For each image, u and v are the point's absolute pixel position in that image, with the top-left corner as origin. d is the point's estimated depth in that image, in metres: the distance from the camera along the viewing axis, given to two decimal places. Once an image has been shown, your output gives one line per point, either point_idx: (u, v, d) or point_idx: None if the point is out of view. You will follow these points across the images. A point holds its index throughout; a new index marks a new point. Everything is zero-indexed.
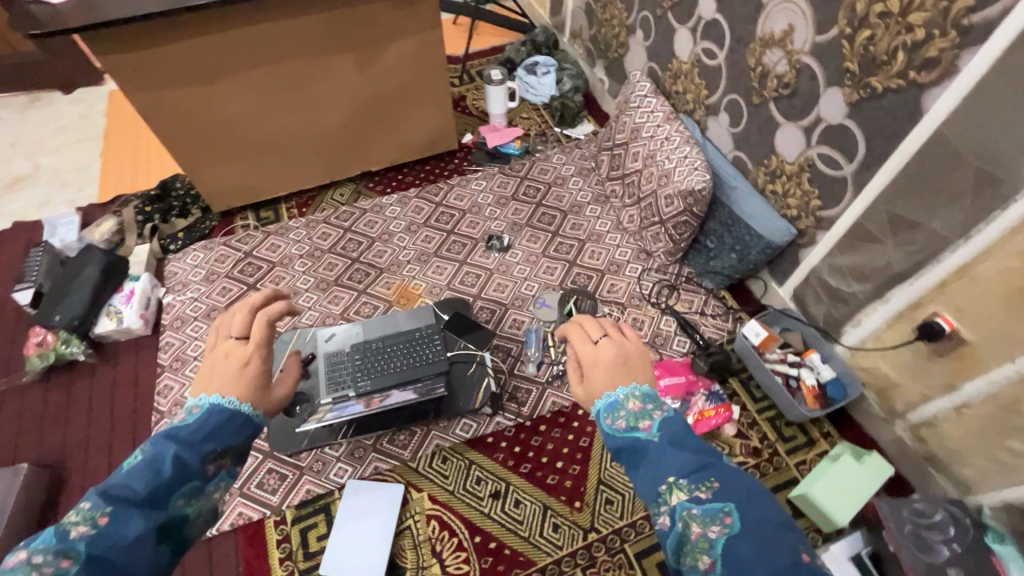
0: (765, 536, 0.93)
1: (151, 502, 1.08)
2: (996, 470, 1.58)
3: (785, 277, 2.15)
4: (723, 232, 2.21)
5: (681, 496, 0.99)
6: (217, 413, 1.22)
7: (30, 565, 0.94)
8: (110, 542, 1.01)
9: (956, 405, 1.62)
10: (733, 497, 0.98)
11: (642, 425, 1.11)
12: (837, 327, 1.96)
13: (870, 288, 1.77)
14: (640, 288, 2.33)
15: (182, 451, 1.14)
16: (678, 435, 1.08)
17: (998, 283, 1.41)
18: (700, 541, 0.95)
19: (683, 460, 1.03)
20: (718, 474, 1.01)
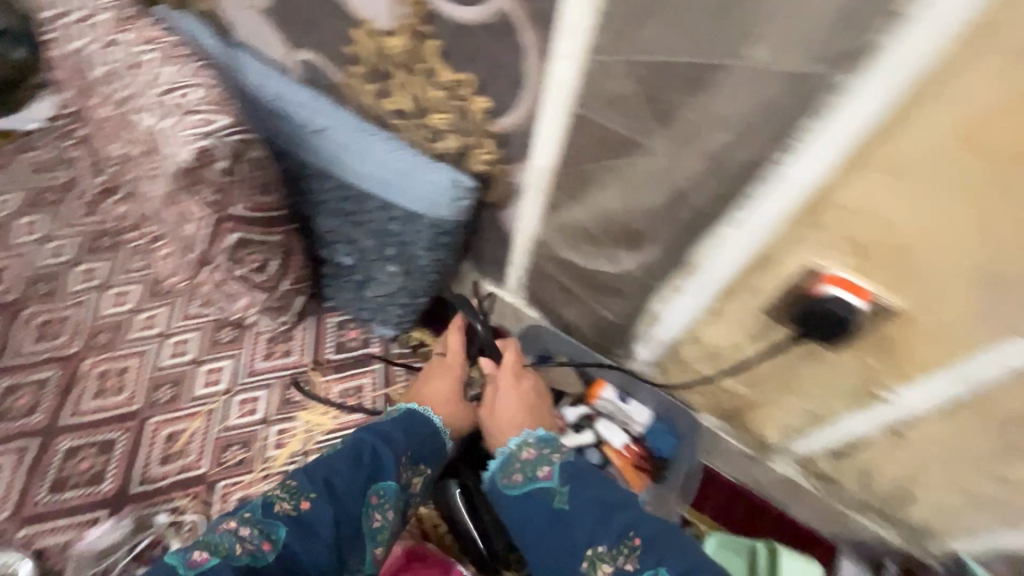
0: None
1: (359, 469, 0.69)
2: (984, 508, 0.79)
3: (503, 269, 1.08)
4: (353, 229, 1.02)
5: (607, 568, 0.61)
6: (402, 427, 0.78)
7: (237, 542, 0.60)
8: (304, 536, 0.63)
9: (888, 424, 0.78)
10: (662, 549, 0.61)
11: (543, 474, 0.71)
12: (624, 332, 0.99)
13: (651, 248, 0.78)
14: (240, 417, 1.01)
15: (374, 441, 0.74)
16: (604, 504, 0.66)
17: (943, 192, 0.52)
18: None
19: (588, 500, 0.67)
20: (651, 534, 0.63)
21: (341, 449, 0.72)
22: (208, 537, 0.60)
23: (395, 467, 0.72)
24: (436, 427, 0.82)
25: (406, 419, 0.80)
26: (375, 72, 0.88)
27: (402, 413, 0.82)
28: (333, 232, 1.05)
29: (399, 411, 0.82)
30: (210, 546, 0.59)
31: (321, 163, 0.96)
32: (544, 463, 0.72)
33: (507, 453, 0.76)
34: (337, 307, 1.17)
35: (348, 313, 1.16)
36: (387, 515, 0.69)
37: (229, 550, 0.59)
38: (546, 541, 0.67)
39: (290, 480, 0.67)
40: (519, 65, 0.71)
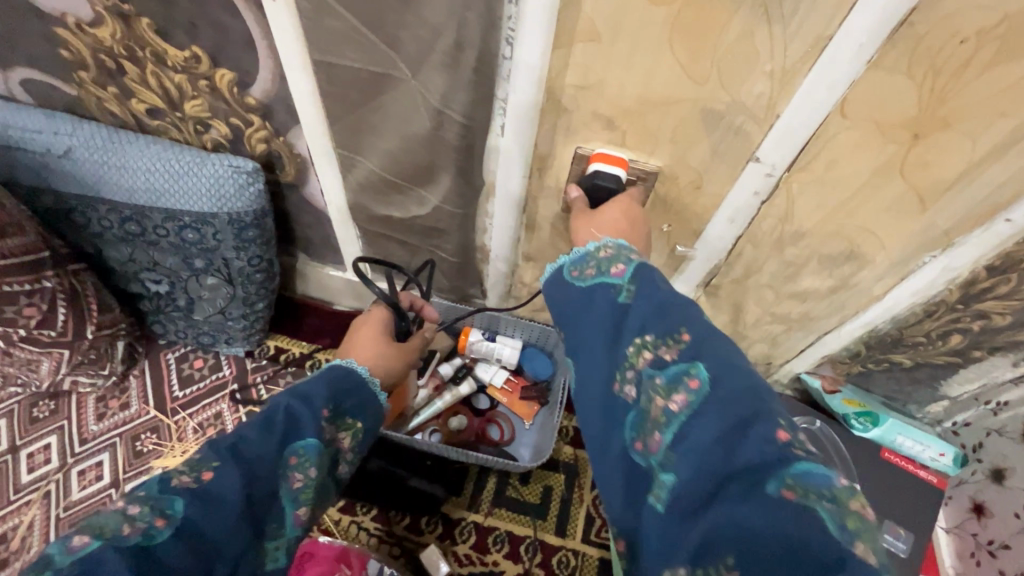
0: (745, 416, 0.37)
1: (268, 428, 0.51)
2: (796, 327, 0.89)
3: (337, 250, 1.04)
4: (149, 252, 0.92)
5: (645, 358, 0.43)
6: (326, 381, 0.58)
7: (127, 522, 0.42)
8: (209, 506, 0.45)
9: (702, 280, 0.85)
10: (717, 353, 0.41)
11: (615, 269, 0.49)
12: (466, 273, 0.99)
13: (445, 179, 0.78)
14: (85, 490, 0.90)
15: (288, 401, 0.53)
16: (674, 299, 0.45)
17: (641, 47, 0.55)
18: (669, 423, 0.40)
19: (659, 301, 0.45)
20: (712, 339, 0.42)
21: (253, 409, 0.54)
22: (95, 519, 0.43)
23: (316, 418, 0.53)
24: (361, 378, 0.63)
25: (333, 373, 0.60)
26: (103, 73, 0.78)
27: (326, 368, 0.62)
28: (132, 261, 0.95)
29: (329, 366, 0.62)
30: (93, 529, 0.42)
31: (85, 189, 0.86)
32: (621, 258, 0.50)
33: (585, 251, 0.53)
34: (172, 341, 1.07)
35: (188, 344, 1.07)
36: (312, 474, 0.51)
37: (115, 530, 0.42)
38: (572, 330, 0.49)
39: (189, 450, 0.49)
40: (242, 25, 0.67)
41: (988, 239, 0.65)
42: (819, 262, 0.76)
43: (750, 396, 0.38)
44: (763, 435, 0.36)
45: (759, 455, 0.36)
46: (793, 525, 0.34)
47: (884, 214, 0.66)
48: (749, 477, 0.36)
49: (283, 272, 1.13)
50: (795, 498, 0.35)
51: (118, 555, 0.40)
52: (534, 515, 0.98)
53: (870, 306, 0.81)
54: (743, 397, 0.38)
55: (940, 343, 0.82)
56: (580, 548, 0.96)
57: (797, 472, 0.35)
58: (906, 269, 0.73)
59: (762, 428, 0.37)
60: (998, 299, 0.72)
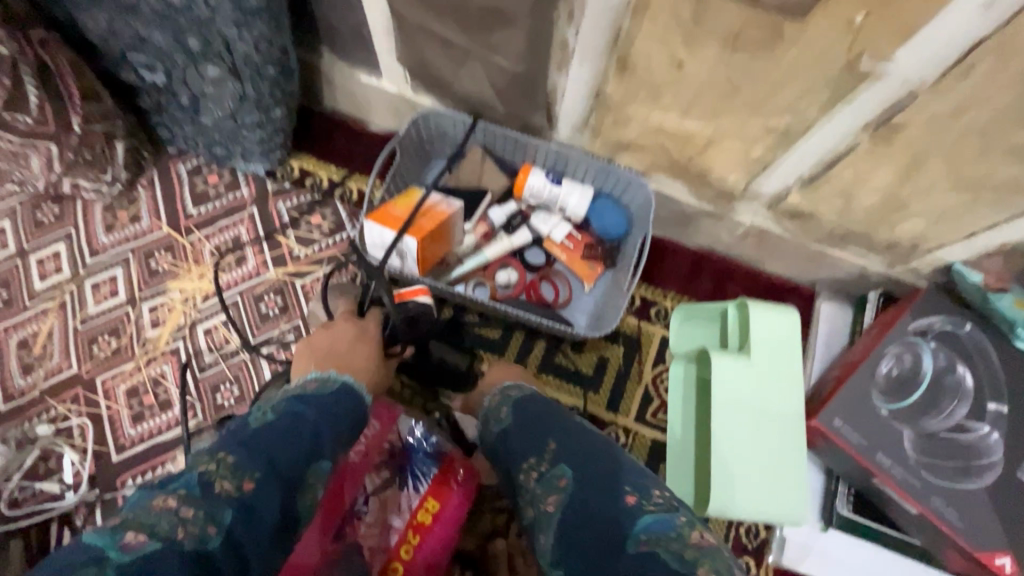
0: (603, 510, 0.47)
1: (298, 451, 0.49)
2: (988, 199, 0.64)
3: (369, 45, 0.80)
4: (132, 22, 0.71)
5: (532, 478, 0.55)
6: (337, 402, 0.56)
7: (179, 524, 0.40)
8: (253, 519, 0.44)
9: (879, 115, 0.60)
10: (577, 457, 0.53)
11: (498, 411, 0.65)
12: (533, 91, 0.75)
13: None
14: (100, 305, 0.83)
15: (313, 417, 0.52)
16: (546, 422, 0.58)
17: None
18: (543, 517, 0.51)
19: (525, 424, 0.59)
20: (575, 452, 0.53)
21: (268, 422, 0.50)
22: (142, 514, 0.41)
23: (332, 442, 0.53)
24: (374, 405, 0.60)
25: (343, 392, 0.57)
26: None
27: (338, 389, 0.58)
28: (113, 35, 0.74)
29: (332, 380, 0.59)
30: (145, 525, 0.40)
31: None
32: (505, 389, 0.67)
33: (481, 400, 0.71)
34: (182, 149, 0.91)
35: (200, 155, 0.91)
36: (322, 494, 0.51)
37: (170, 531, 0.40)
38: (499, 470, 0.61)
39: (222, 452, 0.46)
40: None
41: None
42: None
43: (591, 476, 0.50)
44: (610, 502, 0.48)
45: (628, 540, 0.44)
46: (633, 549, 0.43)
47: None
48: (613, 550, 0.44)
49: (306, 75, 0.91)
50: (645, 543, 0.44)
51: (179, 557, 0.39)
52: (585, 388, 0.88)
53: None
54: (575, 468, 0.52)
55: None
56: (633, 428, 0.86)
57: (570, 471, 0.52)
58: None
59: (609, 493, 0.48)
60: None
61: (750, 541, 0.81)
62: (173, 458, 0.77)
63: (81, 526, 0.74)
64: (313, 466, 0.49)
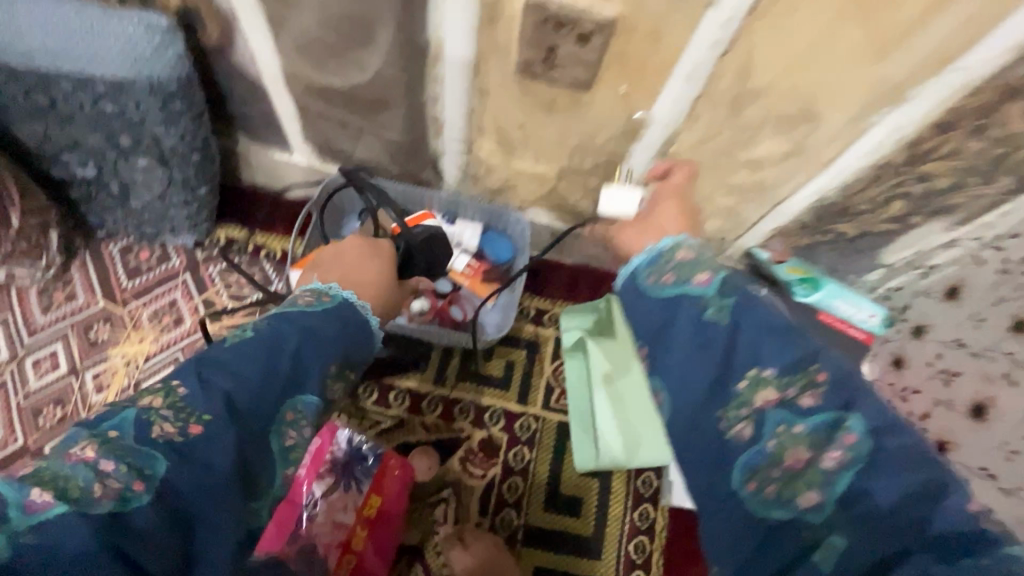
0: (923, 482, 0.39)
1: (267, 382, 0.50)
2: (749, 197, 0.91)
3: (279, 129, 0.97)
4: (67, 128, 0.84)
5: (766, 397, 0.44)
6: (332, 320, 0.58)
7: (97, 479, 0.39)
8: (196, 466, 0.43)
9: (659, 149, 0.84)
10: (871, 408, 0.42)
11: (700, 278, 0.51)
12: (420, 151, 0.95)
13: (385, 36, 0.71)
14: (44, 378, 0.91)
15: (298, 335, 0.54)
16: (773, 325, 0.46)
17: None
18: (808, 469, 0.42)
19: (762, 326, 0.46)
20: (839, 368, 0.43)
21: (249, 339, 0.52)
22: (54, 466, 0.40)
23: (314, 373, 0.54)
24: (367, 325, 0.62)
25: (334, 309, 0.59)
26: None
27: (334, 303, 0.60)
28: (47, 140, 0.86)
29: (332, 297, 0.61)
30: (55, 480, 0.38)
31: None
32: (703, 267, 0.51)
33: (656, 253, 0.55)
34: (112, 232, 1.01)
35: (130, 235, 1.02)
36: (305, 432, 0.52)
37: (83, 487, 0.38)
38: (664, 342, 0.49)
39: (173, 384, 0.46)
40: None
41: (936, 93, 0.66)
42: (774, 126, 0.75)
43: (910, 454, 0.40)
44: (925, 487, 0.39)
45: (897, 493, 0.40)
46: (944, 544, 0.37)
47: (842, 68, 0.65)
48: (938, 537, 0.38)
49: (225, 157, 1.06)
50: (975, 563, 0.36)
51: (85, 519, 0.37)
52: (497, 388, 1.04)
53: (823, 172, 0.82)
54: (870, 422, 0.41)
55: (881, 210, 0.88)
56: (541, 414, 1.03)
57: (872, 443, 0.41)
58: (856, 130, 0.73)
59: (923, 482, 0.39)
60: (938, 159, 0.75)
61: (646, 489, 0.99)
62: None
63: None
64: (287, 401, 0.51)
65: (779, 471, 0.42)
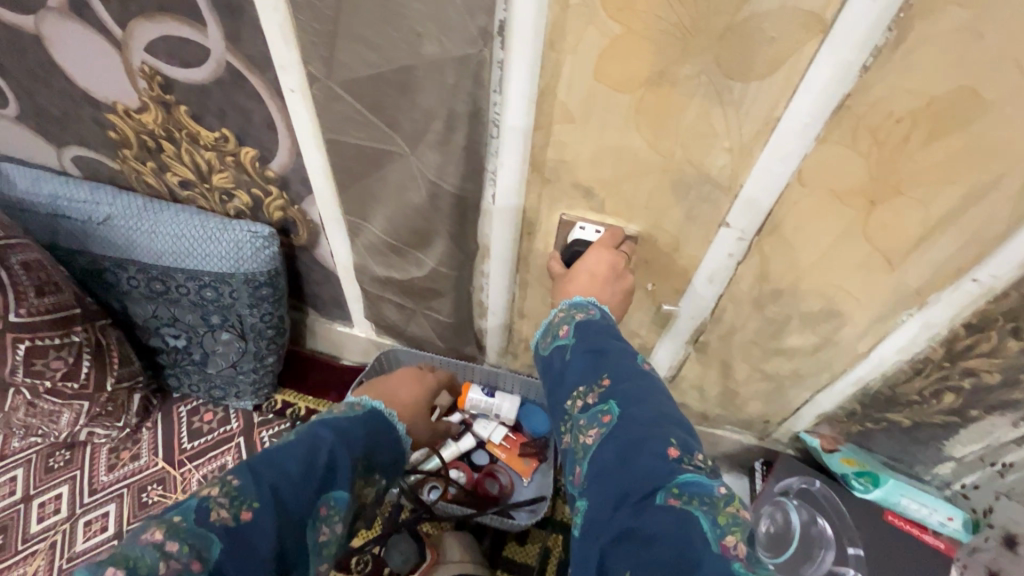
0: (643, 443, 0.47)
1: (310, 469, 0.56)
2: (788, 384, 0.90)
3: (345, 307, 1.10)
4: (171, 309, 1.00)
5: (575, 406, 0.54)
6: (361, 420, 0.66)
7: (163, 559, 0.46)
8: (247, 549, 0.50)
9: (690, 337, 0.88)
10: (630, 397, 0.51)
11: (564, 332, 0.60)
12: (465, 330, 1.04)
13: (440, 243, 0.84)
14: (90, 539, 0.95)
15: (331, 442, 0.59)
16: (597, 351, 0.56)
17: (614, 130, 0.62)
18: (583, 453, 0.51)
19: (589, 352, 0.56)
20: (625, 375, 0.53)
21: (294, 440, 0.59)
22: (127, 548, 0.46)
23: (349, 469, 0.60)
24: (388, 426, 0.69)
25: (369, 413, 0.67)
26: (144, 150, 0.89)
27: (364, 411, 0.68)
28: (153, 317, 1.01)
29: (363, 408, 0.69)
30: (126, 561, 0.45)
31: (118, 252, 0.95)
32: (564, 322, 0.62)
33: (551, 319, 0.64)
34: (185, 394, 1.11)
35: (200, 397, 1.11)
36: (337, 526, 0.58)
37: (151, 565, 0.45)
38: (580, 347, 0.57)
39: (233, 473, 0.53)
40: (265, 111, 0.76)
41: (957, 300, 0.68)
42: (800, 321, 0.78)
43: (653, 425, 0.48)
44: (640, 443, 0.47)
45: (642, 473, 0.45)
46: (650, 497, 0.44)
47: (854, 274, 0.69)
48: (642, 494, 0.44)
49: (294, 328, 1.19)
50: (677, 505, 0.43)
51: None
52: None
53: (861, 364, 0.82)
54: (628, 412, 0.50)
55: (934, 402, 0.83)
56: None
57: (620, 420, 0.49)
58: (885, 327, 0.75)
59: (654, 458, 0.45)
60: (981, 358, 0.74)
61: None
62: None
63: None
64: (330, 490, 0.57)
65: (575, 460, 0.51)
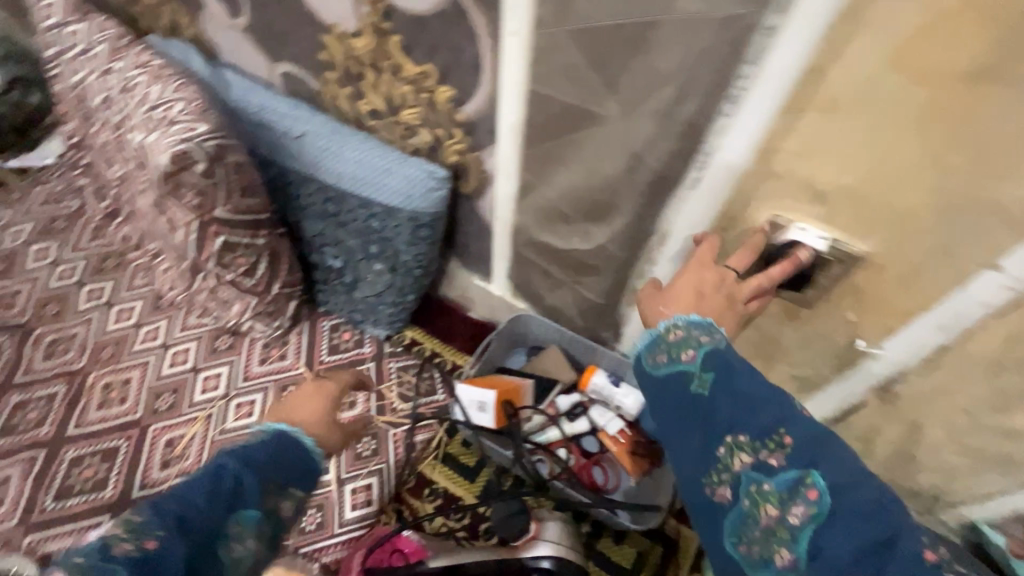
0: (880, 538, 0.39)
1: (213, 493, 0.53)
2: (991, 468, 0.75)
3: (489, 262, 1.10)
4: (337, 230, 1.04)
5: (741, 462, 0.45)
6: (269, 445, 0.62)
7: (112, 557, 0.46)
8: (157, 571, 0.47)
9: (880, 383, 0.76)
10: (832, 466, 0.42)
11: (686, 358, 0.51)
12: (607, 313, 0.99)
13: (618, 221, 0.79)
14: (238, 420, 1.03)
15: (236, 467, 0.56)
16: (756, 397, 0.46)
17: (885, 133, 0.52)
18: (775, 527, 0.42)
19: (747, 397, 0.47)
20: (808, 432, 0.44)
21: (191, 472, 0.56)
22: None
23: (258, 489, 0.56)
24: (304, 448, 0.64)
25: (272, 439, 0.63)
26: (346, 75, 0.92)
27: (272, 436, 0.64)
28: (319, 235, 1.08)
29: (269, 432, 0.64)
30: None
31: (304, 168, 1.01)
32: (689, 345, 0.51)
33: (654, 336, 0.55)
34: (330, 310, 1.19)
35: (342, 317, 1.18)
36: (249, 543, 0.54)
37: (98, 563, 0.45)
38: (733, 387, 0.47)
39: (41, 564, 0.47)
40: (476, 51, 0.74)
41: None
42: None
43: (875, 506, 0.41)
44: (877, 536, 0.39)
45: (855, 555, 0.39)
46: None
47: None
48: None
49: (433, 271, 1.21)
50: None
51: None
52: None
53: None
54: (834, 481, 0.42)
55: None
56: None
57: (831, 498, 0.41)
58: None
59: (902, 556, 0.39)
60: None
61: None
62: None
63: None
64: (236, 510, 0.54)
65: (757, 531, 0.43)
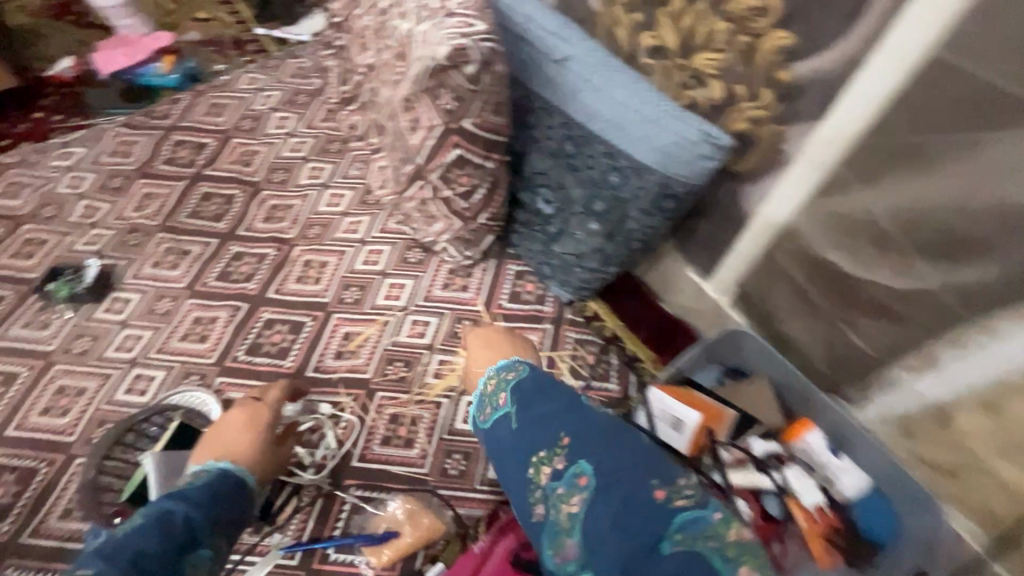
0: (671, 568, 0.45)
1: (167, 533, 0.50)
2: None
3: (720, 257, 0.92)
4: (564, 174, 0.92)
5: (545, 474, 0.54)
6: (196, 491, 0.59)
7: None
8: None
9: None
10: (626, 479, 0.50)
11: (500, 402, 0.62)
12: (867, 367, 0.77)
13: (983, 263, 0.59)
14: (410, 337, 1.01)
15: (182, 508, 0.54)
16: (585, 432, 0.54)
17: None
18: (568, 528, 0.50)
19: (542, 416, 0.57)
20: (637, 451, 0.53)
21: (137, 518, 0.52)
22: None
23: (208, 524, 0.55)
24: (233, 479, 0.64)
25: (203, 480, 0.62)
26: None
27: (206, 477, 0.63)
28: (538, 174, 0.97)
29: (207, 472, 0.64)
30: None
31: (552, 97, 0.89)
32: (502, 392, 0.63)
33: (484, 385, 0.67)
34: (519, 255, 1.10)
35: (529, 266, 1.09)
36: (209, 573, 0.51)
37: None
38: (533, 414, 0.58)
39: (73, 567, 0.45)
40: None
41: None
42: None
43: (686, 519, 0.47)
44: (651, 542, 0.46)
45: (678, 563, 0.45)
46: None
47: None
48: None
49: None
50: None
51: None
52: None
53: None
54: (639, 484, 0.50)
55: None
56: None
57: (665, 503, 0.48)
58: None
59: None
60: None
61: None
62: (390, 502, 0.84)
63: (305, 502, 0.85)
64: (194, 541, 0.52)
65: (572, 534, 0.50)
